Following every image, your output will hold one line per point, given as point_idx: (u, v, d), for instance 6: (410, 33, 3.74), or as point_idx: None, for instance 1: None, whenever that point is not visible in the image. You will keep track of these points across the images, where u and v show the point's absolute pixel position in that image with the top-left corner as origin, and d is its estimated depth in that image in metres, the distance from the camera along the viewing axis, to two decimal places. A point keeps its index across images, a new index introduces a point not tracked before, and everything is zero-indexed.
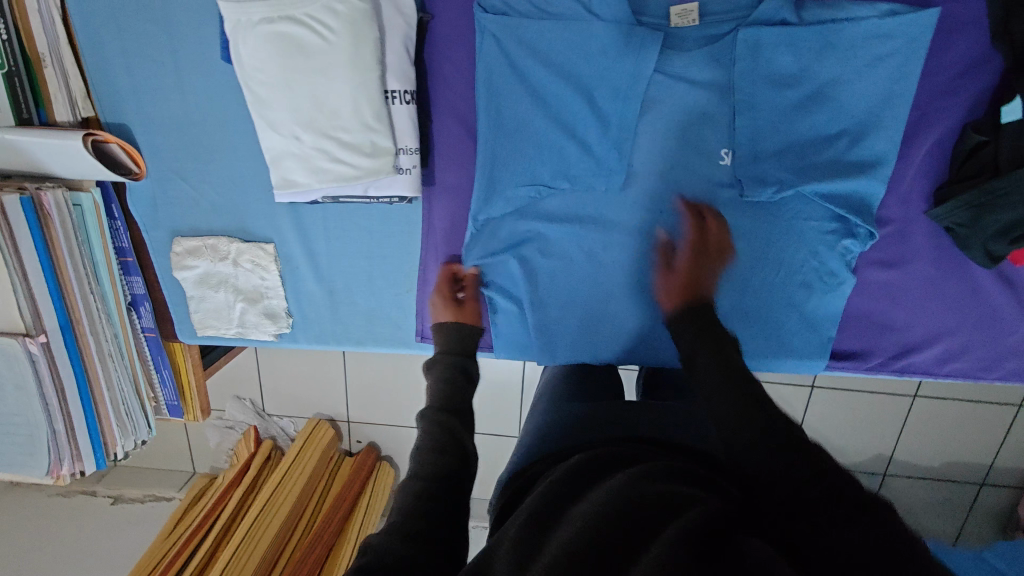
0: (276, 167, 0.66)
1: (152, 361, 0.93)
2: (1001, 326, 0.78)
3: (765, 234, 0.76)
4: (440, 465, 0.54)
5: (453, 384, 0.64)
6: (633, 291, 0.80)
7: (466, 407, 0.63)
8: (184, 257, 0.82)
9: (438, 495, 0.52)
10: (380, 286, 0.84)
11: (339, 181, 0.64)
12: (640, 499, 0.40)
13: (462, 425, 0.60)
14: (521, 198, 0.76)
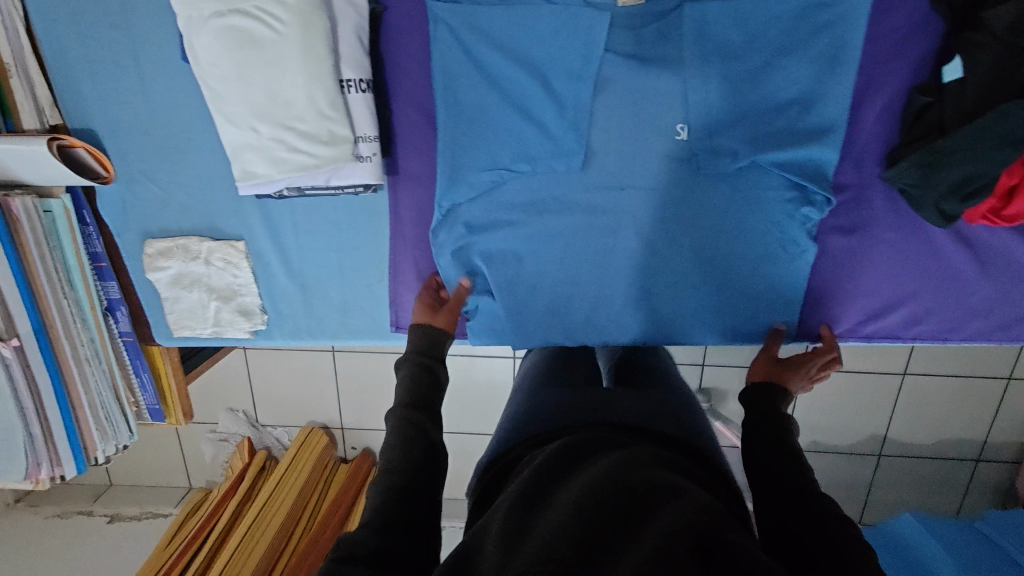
0: (237, 160, 0.67)
1: (131, 365, 0.93)
2: (963, 287, 0.79)
3: (726, 208, 0.77)
4: (421, 461, 0.59)
5: (418, 385, 0.66)
6: (601, 269, 0.82)
7: (436, 405, 0.65)
8: (156, 258, 0.83)
9: (420, 477, 0.57)
10: (351, 278, 0.85)
11: (298, 171, 0.66)
12: (636, 488, 0.47)
13: (432, 420, 0.63)
14: (485, 183, 0.78)
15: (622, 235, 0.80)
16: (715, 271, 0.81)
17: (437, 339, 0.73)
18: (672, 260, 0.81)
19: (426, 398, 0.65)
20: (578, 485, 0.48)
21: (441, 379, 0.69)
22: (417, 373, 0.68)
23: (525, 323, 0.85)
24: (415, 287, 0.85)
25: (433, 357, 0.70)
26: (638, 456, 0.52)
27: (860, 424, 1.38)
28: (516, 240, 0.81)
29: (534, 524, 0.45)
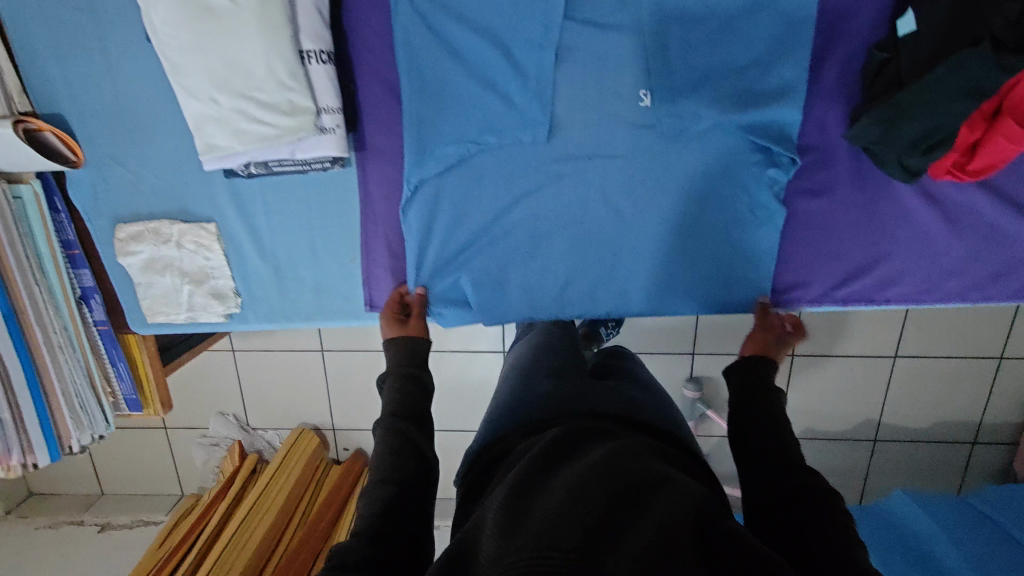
0: (199, 134, 0.68)
1: (107, 355, 0.93)
2: (934, 247, 0.79)
3: (694, 174, 0.77)
4: (417, 472, 0.62)
5: (406, 393, 0.69)
6: (572, 240, 0.82)
7: (425, 417, 0.69)
8: (127, 243, 0.83)
9: (410, 484, 0.60)
10: (324, 258, 0.85)
11: (260, 141, 0.66)
12: (638, 476, 0.49)
13: (423, 435, 0.66)
14: (452, 157, 0.77)
15: (592, 207, 0.80)
16: (686, 239, 0.81)
17: (417, 350, 0.76)
18: (643, 230, 0.81)
19: (415, 410, 0.68)
20: (575, 467, 0.50)
21: (426, 384, 0.73)
22: (403, 384, 0.71)
23: (501, 302, 0.85)
24: (389, 265, 0.85)
25: (415, 366, 0.74)
26: (630, 446, 0.55)
27: (855, 409, 1.40)
28: (488, 218, 0.81)
29: (532, 506, 0.46)
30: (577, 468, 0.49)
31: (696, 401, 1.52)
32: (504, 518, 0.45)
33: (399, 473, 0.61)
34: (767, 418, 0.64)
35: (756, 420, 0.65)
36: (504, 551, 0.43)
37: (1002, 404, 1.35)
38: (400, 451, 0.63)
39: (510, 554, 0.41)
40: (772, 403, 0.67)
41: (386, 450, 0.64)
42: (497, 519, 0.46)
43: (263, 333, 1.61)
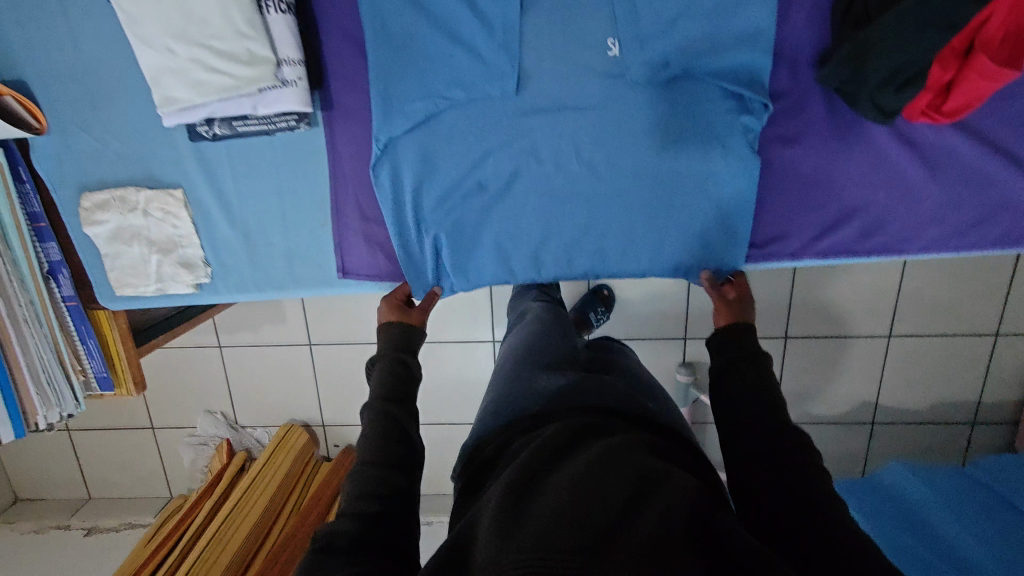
0: (158, 87, 0.68)
1: (77, 331, 0.91)
2: (911, 195, 0.78)
3: (666, 126, 0.76)
4: (400, 454, 0.67)
5: (392, 380, 0.75)
6: (546, 198, 0.81)
7: (412, 400, 0.74)
8: (93, 212, 0.81)
9: (401, 464, 0.66)
10: (294, 224, 0.84)
11: (218, 92, 0.66)
12: (638, 475, 0.55)
13: (408, 415, 0.72)
14: (421, 113, 0.76)
15: (567, 165, 0.79)
16: (662, 193, 0.80)
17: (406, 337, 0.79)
18: (619, 187, 0.80)
19: (404, 394, 0.73)
20: (571, 467, 0.57)
21: (412, 369, 0.77)
22: (391, 368, 0.76)
23: (480, 267, 0.85)
24: (361, 229, 0.83)
25: (406, 353, 0.78)
26: (627, 443, 0.61)
27: (857, 392, 1.52)
28: (462, 181, 0.80)
29: (529, 510, 0.52)
30: (571, 472, 0.55)
31: (689, 386, 1.60)
32: (503, 520, 0.51)
33: (389, 455, 0.67)
34: (754, 387, 0.65)
35: (744, 389, 0.65)
36: (502, 550, 0.48)
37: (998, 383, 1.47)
38: (386, 431, 0.69)
39: (505, 555, 0.47)
40: (756, 366, 0.68)
41: (373, 429, 0.69)
42: (496, 520, 0.52)
43: (252, 333, 1.76)
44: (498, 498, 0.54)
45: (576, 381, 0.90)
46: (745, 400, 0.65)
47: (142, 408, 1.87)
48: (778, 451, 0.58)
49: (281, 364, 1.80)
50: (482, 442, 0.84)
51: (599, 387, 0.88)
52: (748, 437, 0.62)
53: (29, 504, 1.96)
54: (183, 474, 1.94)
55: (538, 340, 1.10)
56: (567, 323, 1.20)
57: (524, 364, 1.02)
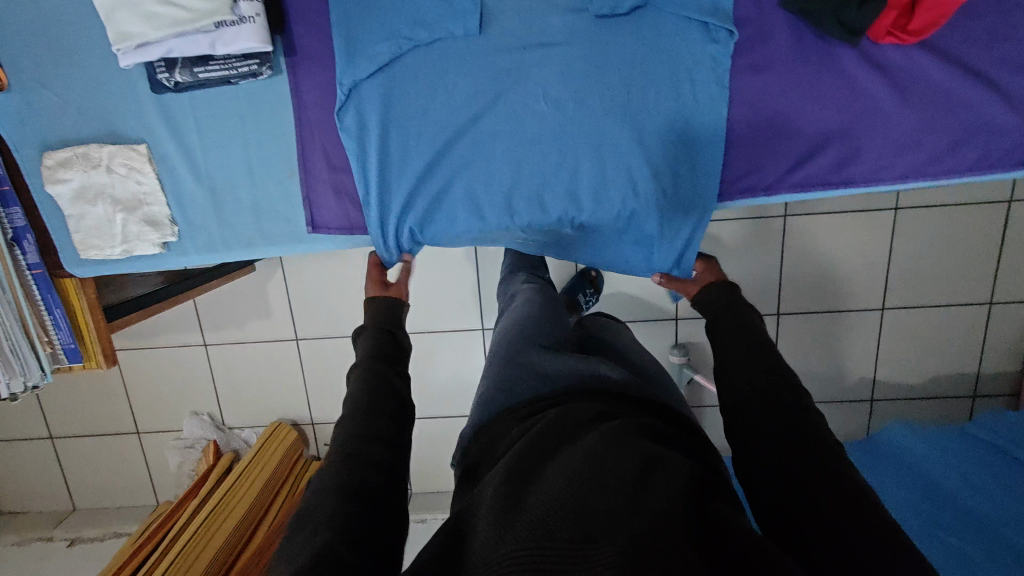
0: (114, 24, 0.70)
1: (43, 300, 0.90)
2: (886, 121, 0.76)
3: (632, 63, 0.76)
4: (394, 407, 0.74)
5: (381, 341, 0.84)
6: (516, 144, 0.79)
7: (400, 362, 0.83)
8: (56, 170, 0.80)
9: (390, 416, 0.73)
10: (261, 177, 0.82)
11: (175, 25, 0.69)
12: (637, 468, 0.59)
13: (396, 374, 0.80)
14: (384, 55, 0.75)
15: (535, 108, 0.78)
16: (631, 130, 0.78)
17: (390, 309, 0.91)
18: (588, 132, 0.79)
19: (391, 354, 0.83)
20: (569, 458, 0.61)
21: (400, 338, 0.88)
22: (377, 334, 0.86)
23: (450, 220, 0.83)
24: (329, 179, 0.82)
25: (393, 323, 0.89)
26: (622, 430, 0.66)
27: (857, 368, 1.63)
28: (429, 132, 0.79)
29: (525, 500, 0.57)
30: (567, 464, 0.60)
31: (682, 366, 1.56)
32: (501, 510, 0.57)
33: (381, 406, 0.73)
34: (760, 365, 0.69)
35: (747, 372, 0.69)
36: (502, 538, 0.54)
37: (992, 354, 1.59)
38: (374, 385, 0.76)
39: (504, 547, 0.53)
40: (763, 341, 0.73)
41: (361, 381, 0.77)
42: (494, 510, 0.57)
43: (238, 330, 1.74)
44: (494, 488, 0.59)
45: (573, 365, 0.90)
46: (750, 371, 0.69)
47: (126, 412, 1.83)
48: (778, 436, 0.61)
49: (269, 361, 1.77)
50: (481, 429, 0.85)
51: (598, 373, 0.87)
52: (755, 407, 0.65)
53: (11, 517, 1.91)
54: (170, 481, 1.89)
55: (529, 321, 1.09)
56: (557, 305, 1.19)
57: (516, 344, 1.02)
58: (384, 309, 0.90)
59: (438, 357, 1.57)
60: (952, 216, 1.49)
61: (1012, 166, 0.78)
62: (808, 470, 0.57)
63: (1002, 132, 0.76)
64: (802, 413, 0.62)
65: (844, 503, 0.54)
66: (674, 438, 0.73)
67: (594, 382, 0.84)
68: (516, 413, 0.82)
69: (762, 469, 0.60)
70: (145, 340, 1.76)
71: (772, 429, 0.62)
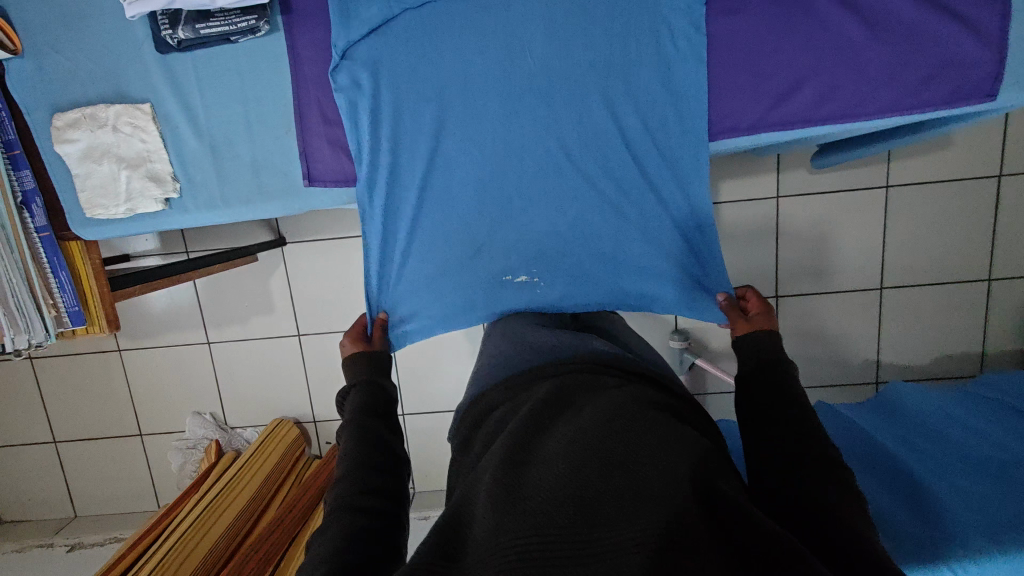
0: None
1: (48, 262, 0.92)
2: (857, 56, 0.79)
3: (612, 15, 0.82)
4: (385, 461, 0.70)
5: (373, 395, 0.79)
6: (506, 98, 0.85)
7: (392, 416, 0.79)
8: (64, 130, 0.84)
9: (382, 467, 0.69)
10: (260, 133, 0.86)
11: None
12: (638, 449, 0.55)
13: (389, 428, 0.76)
14: (377, 21, 0.80)
15: (523, 71, 0.84)
16: (617, 85, 0.85)
17: (384, 360, 0.87)
18: (574, 84, 0.84)
19: (384, 410, 0.78)
20: (563, 441, 0.58)
21: (390, 390, 0.83)
22: (369, 388, 0.81)
23: (451, 175, 0.88)
24: (325, 133, 0.85)
25: (381, 375, 0.84)
26: (620, 408, 0.62)
27: (858, 349, 1.62)
28: (425, 94, 0.84)
29: (523, 485, 0.54)
30: (567, 445, 0.57)
31: (683, 351, 1.53)
32: (501, 495, 0.53)
33: (374, 460, 0.70)
34: (779, 383, 0.68)
35: (769, 393, 0.67)
36: (502, 526, 0.50)
37: (995, 330, 1.58)
38: (369, 442, 0.72)
39: (505, 534, 0.49)
40: (777, 363, 0.72)
41: (355, 439, 0.72)
42: (494, 494, 0.54)
43: (240, 329, 1.76)
44: (493, 474, 0.56)
45: (565, 339, 0.87)
46: (767, 373, 0.70)
47: (129, 414, 1.83)
48: (799, 452, 0.59)
49: (271, 359, 1.78)
50: (477, 400, 0.82)
51: (592, 350, 0.83)
52: (767, 389, 0.68)
53: (11, 525, 1.89)
54: (171, 484, 1.88)
55: None
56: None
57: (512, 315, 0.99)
58: (374, 356, 0.87)
59: (437, 349, 1.56)
60: (944, 192, 1.50)
61: (984, 98, 0.79)
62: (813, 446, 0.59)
63: (972, 63, 0.78)
64: (790, 393, 0.66)
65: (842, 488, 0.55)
66: (677, 409, 0.70)
67: (595, 359, 0.80)
68: (509, 380, 0.81)
69: (766, 446, 0.62)
70: (149, 339, 1.78)
71: (788, 443, 0.61)
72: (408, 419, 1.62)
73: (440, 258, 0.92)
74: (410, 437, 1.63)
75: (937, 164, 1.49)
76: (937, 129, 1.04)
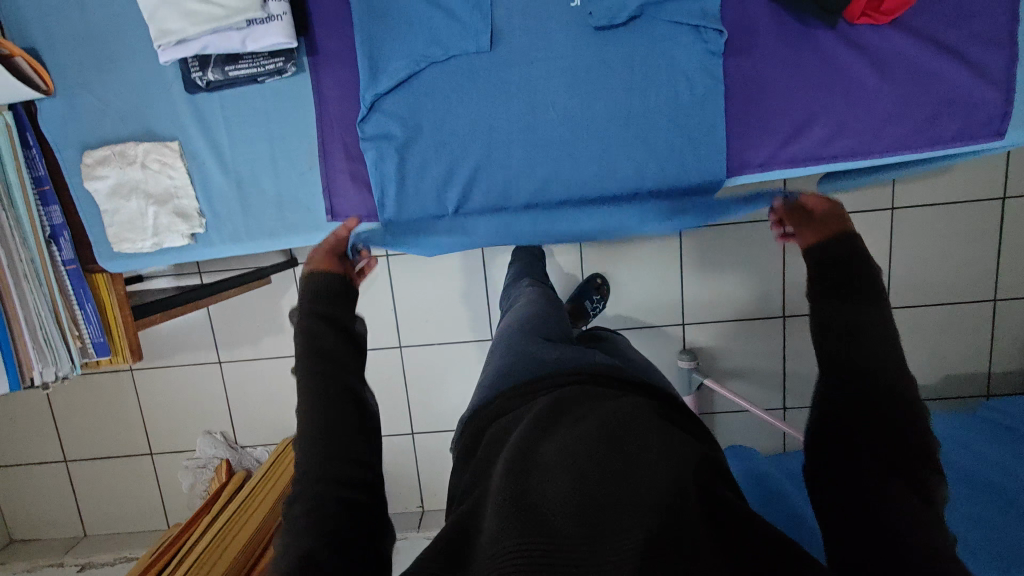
0: (155, 22, 0.77)
1: (74, 294, 0.94)
2: (867, 96, 0.81)
3: (633, 64, 0.82)
4: (361, 420, 0.59)
5: (328, 335, 0.64)
6: (525, 141, 0.85)
7: (354, 353, 0.65)
8: (94, 168, 0.86)
9: (347, 431, 0.57)
10: (284, 168, 0.88)
11: (208, 22, 0.75)
12: (647, 462, 0.54)
13: (352, 373, 0.62)
14: (403, 72, 0.82)
15: (547, 121, 0.84)
16: (637, 132, 0.84)
17: (340, 291, 0.70)
18: (591, 130, 0.84)
19: (339, 353, 0.63)
20: (568, 446, 0.56)
21: (348, 324, 0.67)
22: (320, 322, 0.65)
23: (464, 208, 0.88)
24: (348, 169, 0.87)
25: (337, 306, 0.68)
26: (629, 412, 0.60)
27: None
28: (449, 140, 0.85)
29: (524, 489, 0.53)
30: (567, 447, 0.56)
31: (691, 371, 1.54)
32: (503, 500, 0.52)
33: (340, 421, 0.58)
34: (875, 325, 0.56)
35: (864, 337, 0.55)
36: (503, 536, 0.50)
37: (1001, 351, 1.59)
38: (330, 400, 0.59)
39: (507, 544, 0.49)
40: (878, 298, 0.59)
41: (312, 394, 0.59)
42: (497, 501, 0.53)
43: (252, 349, 1.77)
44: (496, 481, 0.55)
45: (568, 353, 0.85)
46: (850, 299, 0.59)
47: (140, 433, 1.84)
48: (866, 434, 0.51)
49: (282, 379, 1.79)
50: (480, 406, 0.80)
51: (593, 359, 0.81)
52: (861, 329, 0.56)
53: (21, 545, 1.89)
54: (181, 502, 1.88)
55: (537, 316, 1.05)
56: (559, 306, 1.13)
57: (518, 338, 0.96)
58: (325, 285, 0.69)
59: (447, 369, 1.57)
60: (949, 214, 1.52)
61: (992, 136, 0.81)
62: (879, 394, 0.52)
63: (980, 103, 0.80)
64: (879, 340, 0.55)
65: (882, 437, 0.50)
66: (680, 416, 0.70)
67: (588, 365, 0.79)
68: (515, 388, 0.79)
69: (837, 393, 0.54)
70: (161, 359, 1.79)
71: (858, 414, 0.52)
72: (417, 439, 1.62)
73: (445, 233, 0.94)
74: (421, 458, 1.63)
75: (941, 187, 1.51)
76: (939, 165, 1.06)
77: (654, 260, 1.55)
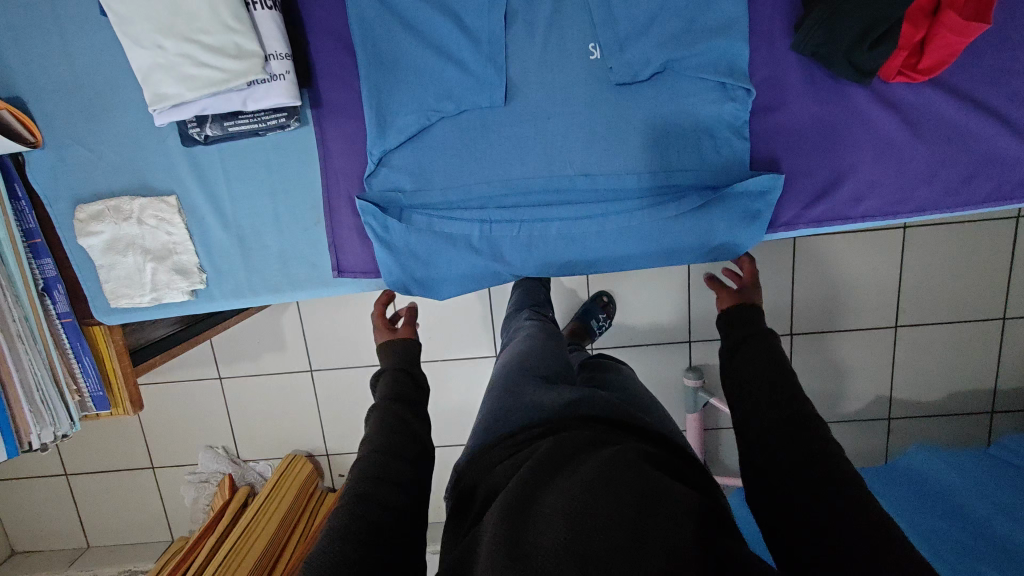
0: (148, 84, 0.71)
1: (71, 348, 0.91)
2: (899, 154, 0.78)
3: (654, 120, 0.77)
4: (414, 449, 0.67)
5: (401, 383, 0.78)
6: (540, 195, 0.81)
7: (420, 405, 0.77)
8: (87, 223, 0.81)
9: (396, 460, 0.65)
10: (288, 223, 0.84)
11: (208, 85, 0.70)
12: (648, 508, 0.51)
13: (415, 416, 0.73)
14: (412, 127, 0.78)
15: (561, 174, 0.80)
16: (659, 189, 0.80)
17: (410, 347, 0.87)
18: (608, 185, 0.80)
19: (409, 398, 0.76)
20: (565, 492, 0.53)
21: (415, 378, 0.82)
22: (398, 376, 0.80)
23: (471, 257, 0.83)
24: (356, 226, 0.83)
25: (411, 364, 0.84)
26: (624, 455, 0.58)
27: (864, 388, 1.54)
28: (458, 193, 0.81)
29: (522, 538, 0.50)
30: (565, 494, 0.53)
31: (698, 390, 1.50)
32: (499, 548, 0.49)
33: (397, 450, 0.66)
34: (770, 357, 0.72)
35: (757, 368, 0.71)
36: None
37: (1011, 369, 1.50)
38: (393, 431, 0.69)
39: None
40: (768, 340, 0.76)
41: (380, 426, 0.70)
42: (490, 553, 0.49)
43: (250, 365, 1.73)
44: (492, 529, 0.52)
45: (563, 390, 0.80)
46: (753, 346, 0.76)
47: (140, 447, 1.82)
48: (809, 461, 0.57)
49: (282, 393, 1.75)
50: (477, 453, 0.76)
51: (591, 392, 0.79)
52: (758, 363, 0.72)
53: (25, 556, 1.89)
54: (185, 515, 1.87)
55: (534, 351, 0.98)
56: (561, 340, 1.06)
57: (514, 374, 0.90)
58: (404, 347, 0.87)
59: (450, 388, 1.54)
60: (985, 229, 1.41)
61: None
62: (784, 417, 0.62)
63: (1014, 164, 0.77)
64: (777, 368, 0.70)
65: (818, 461, 0.57)
66: (685, 473, 0.66)
67: (585, 404, 0.76)
68: (511, 437, 0.74)
69: (754, 420, 0.65)
70: (160, 374, 1.76)
71: (794, 443, 0.60)
72: None
73: (443, 267, 0.85)
74: None
75: None
76: None
77: (662, 280, 1.51)
